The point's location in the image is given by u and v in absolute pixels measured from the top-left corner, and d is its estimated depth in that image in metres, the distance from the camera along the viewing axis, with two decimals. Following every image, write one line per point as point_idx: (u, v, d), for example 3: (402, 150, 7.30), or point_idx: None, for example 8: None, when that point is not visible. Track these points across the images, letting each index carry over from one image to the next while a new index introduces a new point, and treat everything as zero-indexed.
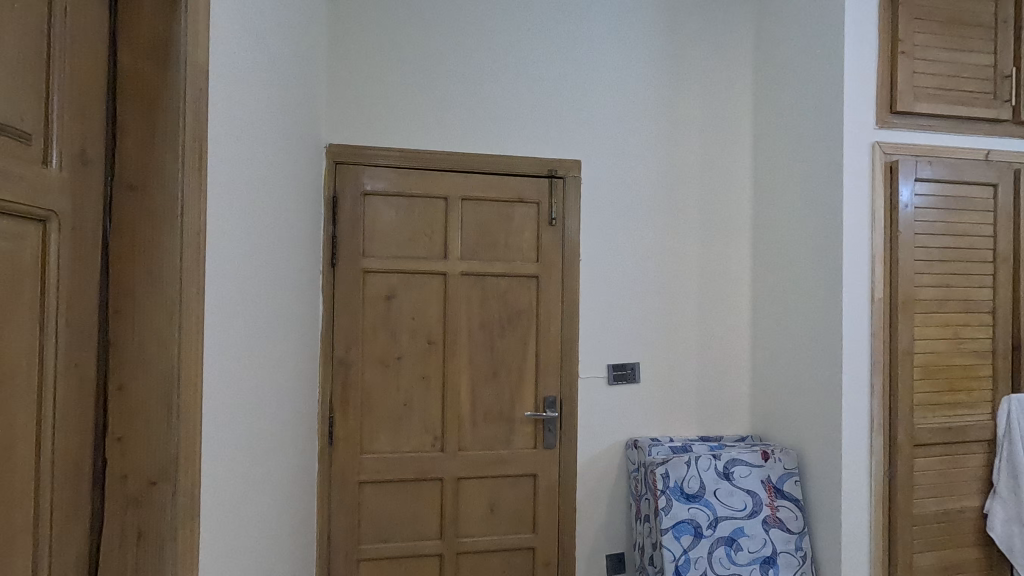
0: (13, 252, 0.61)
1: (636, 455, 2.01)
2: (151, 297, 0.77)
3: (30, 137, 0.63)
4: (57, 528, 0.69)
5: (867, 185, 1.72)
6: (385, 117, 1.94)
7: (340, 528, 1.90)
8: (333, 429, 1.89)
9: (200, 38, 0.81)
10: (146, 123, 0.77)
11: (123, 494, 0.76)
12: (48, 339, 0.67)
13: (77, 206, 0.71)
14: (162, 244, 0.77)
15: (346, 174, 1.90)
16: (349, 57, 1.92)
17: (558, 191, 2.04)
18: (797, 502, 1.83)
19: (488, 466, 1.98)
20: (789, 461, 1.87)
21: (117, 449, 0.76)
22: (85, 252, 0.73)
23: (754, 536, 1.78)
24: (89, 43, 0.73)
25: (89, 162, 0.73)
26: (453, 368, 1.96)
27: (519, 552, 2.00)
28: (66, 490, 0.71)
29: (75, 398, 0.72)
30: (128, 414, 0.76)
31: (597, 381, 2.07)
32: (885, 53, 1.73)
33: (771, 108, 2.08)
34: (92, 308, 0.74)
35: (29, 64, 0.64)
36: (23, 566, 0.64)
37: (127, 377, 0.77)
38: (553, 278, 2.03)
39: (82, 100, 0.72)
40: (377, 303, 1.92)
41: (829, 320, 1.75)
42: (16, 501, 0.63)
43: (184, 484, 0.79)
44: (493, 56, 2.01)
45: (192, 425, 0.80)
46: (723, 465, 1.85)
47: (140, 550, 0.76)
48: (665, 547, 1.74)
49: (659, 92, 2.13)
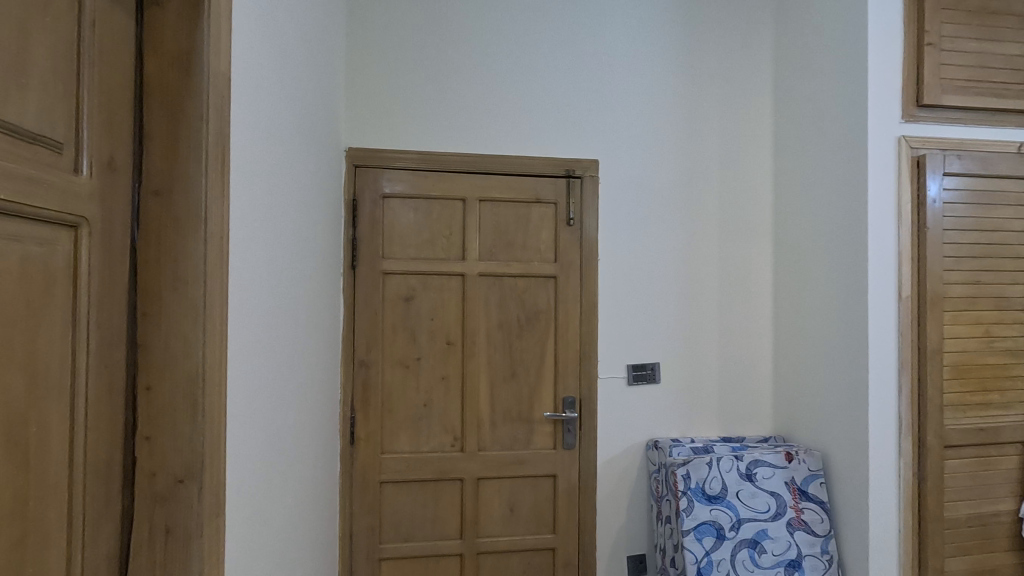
0: (47, 258, 0.63)
1: (656, 455, 1.99)
2: (177, 299, 0.79)
3: (61, 145, 0.65)
4: (90, 524, 0.72)
5: (893, 180, 1.68)
6: (402, 119, 1.96)
7: (362, 527, 1.92)
8: (354, 429, 1.91)
9: (221, 46, 0.83)
10: (172, 130, 0.79)
11: (151, 492, 0.78)
12: (80, 342, 0.69)
13: (107, 212, 0.73)
14: (187, 248, 0.79)
15: (365, 176, 1.92)
16: (367, 61, 1.94)
17: (576, 190, 2.04)
18: (823, 504, 1.80)
19: (507, 466, 1.98)
20: (814, 462, 1.84)
21: (145, 448, 0.78)
22: (114, 256, 0.75)
23: (778, 539, 1.75)
24: (116, 53, 0.75)
25: (117, 169, 0.75)
26: (472, 368, 1.97)
27: (539, 552, 2.00)
28: (98, 488, 0.73)
29: (105, 399, 0.74)
30: (156, 413, 0.79)
31: (617, 381, 2.06)
32: (911, 45, 1.69)
33: (792, 103, 2.04)
34: (122, 311, 0.77)
35: (60, 76, 0.66)
36: (58, 561, 0.66)
37: (154, 378, 0.79)
38: (571, 277, 2.02)
39: (110, 109, 0.74)
40: (396, 305, 1.94)
41: (855, 319, 1.71)
42: (50, 499, 0.65)
43: (209, 482, 0.81)
44: (510, 58, 2.01)
45: (216, 424, 0.82)
46: (745, 466, 1.82)
47: (168, 546, 0.78)
48: (686, 549, 1.72)
49: (678, 89, 2.11)
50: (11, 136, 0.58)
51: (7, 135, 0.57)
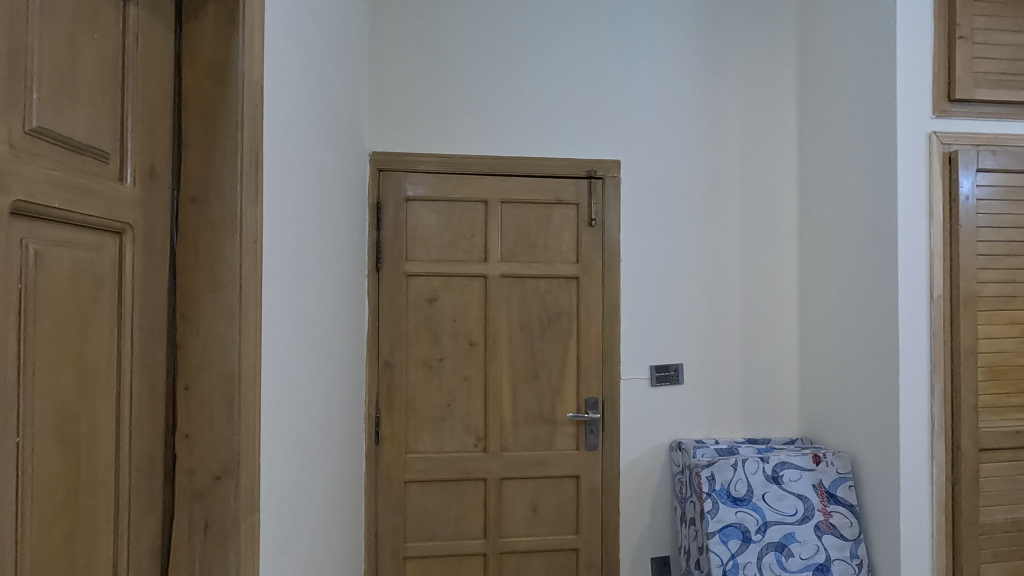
0: (94, 263, 0.66)
1: (680, 457, 1.98)
2: (214, 301, 0.82)
3: (107, 155, 0.68)
4: (134, 519, 0.74)
5: (924, 176, 1.64)
6: (424, 123, 1.98)
7: (387, 526, 1.94)
8: (379, 429, 1.94)
9: (255, 56, 0.86)
10: (208, 139, 0.82)
11: (191, 488, 0.81)
12: (125, 343, 0.72)
13: (148, 219, 0.76)
14: (224, 252, 0.82)
15: (389, 180, 1.95)
16: (390, 66, 1.97)
17: (598, 190, 2.03)
18: (852, 507, 1.77)
19: (530, 467, 1.99)
20: (842, 465, 1.81)
21: (185, 446, 0.81)
22: (155, 261, 0.78)
23: (806, 542, 1.72)
24: (156, 66, 0.78)
25: (158, 177, 0.78)
26: (494, 368, 1.98)
27: (562, 553, 2.00)
28: (141, 484, 0.76)
29: (148, 398, 0.77)
30: (195, 412, 0.81)
31: (640, 382, 2.05)
32: (941, 39, 1.65)
33: (818, 100, 2.01)
34: (162, 313, 0.80)
35: (106, 89, 0.69)
36: (105, 553, 0.69)
37: (192, 378, 0.82)
38: (593, 278, 2.02)
39: (151, 119, 0.77)
40: (419, 306, 1.97)
41: (884, 319, 1.68)
42: (99, 493, 0.68)
43: (245, 479, 0.83)
44: (530, 60, 2.02)
45: (251, 423, 0.85)
46: (771, 469, 1.81)
47: (206, 541, 0.81)
48: (711, 551, 1.71)
49: (700, 88, 2.10)
50: (64, 147, 0.61)
51: (58, 146, 0.60)
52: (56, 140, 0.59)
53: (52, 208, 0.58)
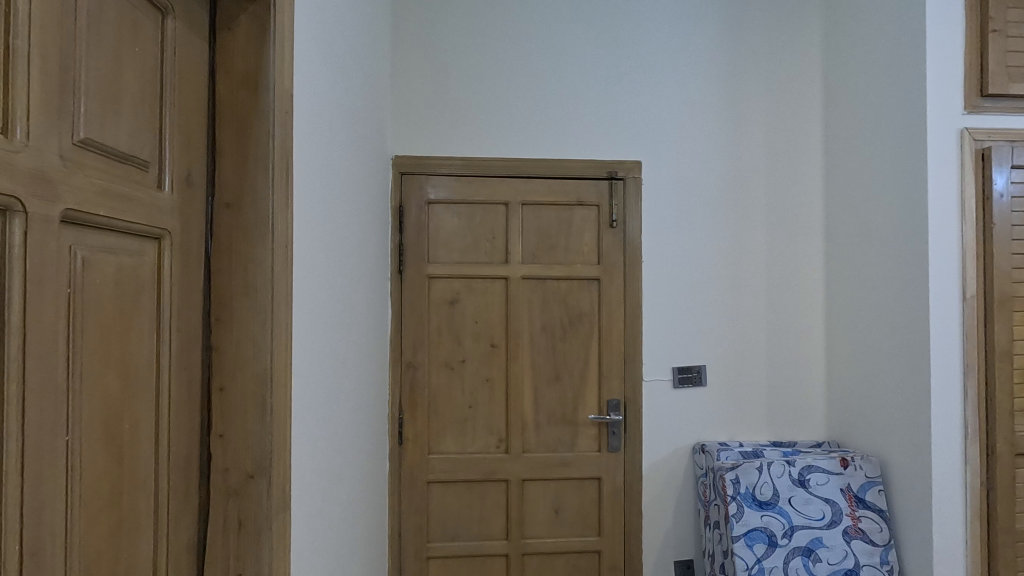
0: (134, 268, 0.69)
1: (704, 459, 1.96)
2: (247, 304, 0.84)
3: (146, 163, 0.71)
4: (173, 515, 0.77)
5: (955, 173, 1.61)
6: (446, 126, 2.00)
7: (411, 526, 1.96)
8: (402, 429, 1.96)
9: (285, 65, 0.88)
10: (241, 146, 0.84)
11: (225, 486, 0.83)
12: (164, 345, 0.74)
13: (185, 224, 0.78)
14: (256, 256, 0.84)
15: (411, 184, 1.97)
16: (412, 70, 1.99)
17: (619, 191, 2.03)
18: (882, 512, 1.73)
19: (552, 468, 1.99)
20: (871, 469, 1.78)
21: (219, 445, 0.84)
22: (191, 265, 0.80)
23: (834, 548, 1.69)
24: (192, 76, 0.81)
25: (193, 184, 0.81)
26: (516, 370, 1.99)
27: (585, 555, 2.00)
28: (178, 482, 0.78)
29: (185, 399, 0.79)
30: (229, 412, 0.84)
31: (662, 384, 2.04)
32: (973, 33, 1.61)
33: (843, 98, 1.98)
34: (198, 316, 0.82)
35: (146, 100, 0.71)
36: (146, 549, 0.72)
37: (227, 379, 0.84)
38: (614, 279, 2.02)
39: (187, 127, 0.79)
40: (441, 308, 1.98)
41: (915, 320, 1.65)
42: (139, 491, 0.70)
43: (277, 479, 0.85)
44: (551, 62, 2.03)
45: (282, 423, 0.87)
46: (798, 472, 1.78)
47: (240, 538, 0.83)
48: (736, 555, 1.69)
49: (722, 87, 2.08)
50: (108, 157, 0.64)
51: (103, 156, 0.63)
52: (100, 150, 0.62)
53: (97, 215, 0.60)
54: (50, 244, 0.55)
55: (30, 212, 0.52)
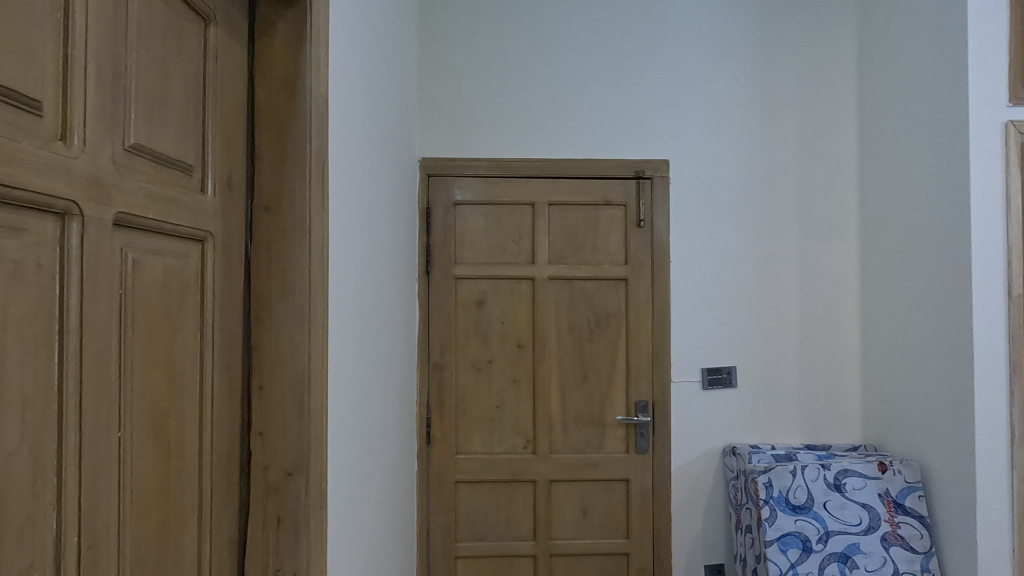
0: (179, 269, 0.70)
1: (735, 462, 1.93)
2: (285, 304, 0.86)
3: (191, 167, 0.73)
4: (216, 511, 0.79)
5: (1000, 168, 1.55)
6: (472, 128, 2.01)
7: (439, 525, 1.97)
8: (430, 429, 1.97)
9: (321, 71, 0.90)
10: (279, 151, 0.86)
11: (265, 483, 0.85)
12: (208, 344, 0.76)
13: (226, 226, 0.80)
14: (294, 258, 0.86)
15: (438, 185, 1.99)
16: (439, 73, 2.01)
17: (646, 191, 2.01)
18: (922, 519, 1.68)
19: (580, 469, 1.98)
20: (910, 474, 1.72)
21: (259, 443, 0.85)
22: (233, 266, 0.82)
23: (871, 554, 1.64)
24: (232, 82, 0.82)
25: (234, 187, 0.82)
26: (543, 370, 1.98)
27: (613, 557, 1.99)
28: (221, 478, 0.80)
29: (226, 398, 0.81)
30: (269, 410, 0.85)
31: (692, 385, 2.01)
32: (1019, 22, 1.56)
33: (880, 92, 1.93)
34: (239, 316, 0.84)
35: (190, 106, 0.73)
36: (191, 543, 0.73)
37: (267, 378, 0.86)
38: (642, 279, 2.00)
39: (229, 132, 0.81)
40: (468, 309, 1.99)
41: (957, 319, 1.59)
42: (185, 485, 0.72)
43: (315, 476, 0.87)
44: (577, 61, 2.02)
45: (319, 422, 0.88)
46: (833, 476, 1.74)
47: (279, 534, 0.85)
48: (769, 560, 1.65)
49: (751, 83, 2.04)
50: (156, 162, 0.66)
51: (152, 161, 0.65)
52: (149, 155, 0.64)
53: (146, 218, 0.63)
54: (104, 245, 0.56)
55: (86, 215, 0.54)
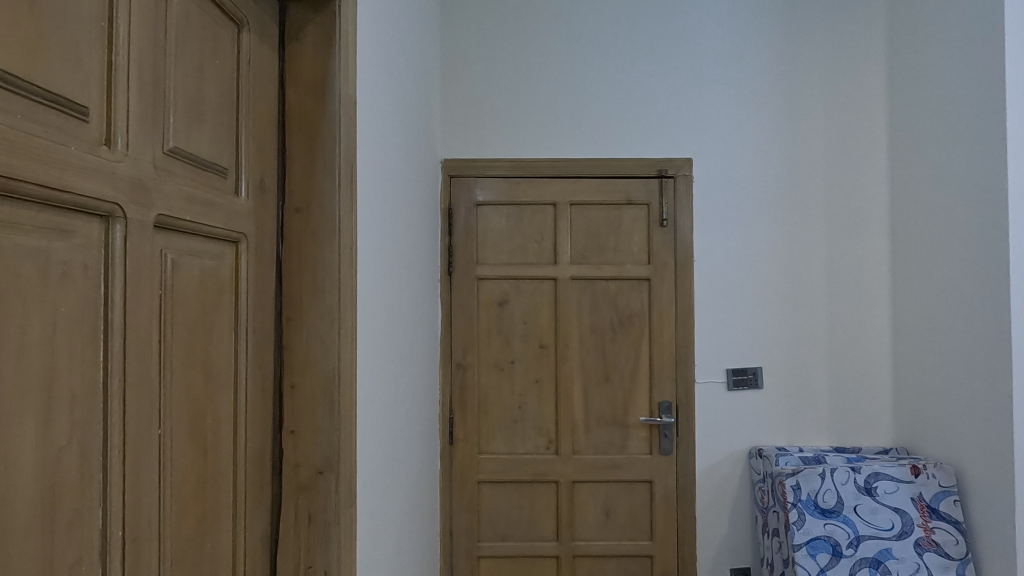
0: (215, 270, 0.72)
1: (761, 464, 1.90)
2: (316, 305, 0.87)
3: (225, 170, 0.74)
4: (249, 508, 0.80)
5: None
6: (493, 128, 2.01)
7: (462, 524, 1.98)
8: (453, 429, 1.98)
9: (349, 75, 0.91)
10: (309, 153, 0.88)
11: (296, 481, 0.86)
12: (241, 343, 0.78)
13: (259, 228, 0.81)
14: (324, 259, 0.87)
15: (460, 186, 1.99)
16: (461, 74, 2.02)
17: (669, 190, 1.99)
18: (957, 524, 1.63)
19: (603, 470, 1.97)
20: (945, 478, 1.67)
21: (291, 441, 0.87)
22: (265, 267, 0.84)
23: (905, 560, 1.60)
24: (264, 87, 0.84)
25: (266, 189, 0.84)
26: (565, 371, 1.98)
27: (636, 559, 1.97)
28: (254, 475, 0.81)
29: (260, 397, 0.83)
30: (300, 409, 0.87)
31: (716, 386, 1.99)
32: None
33: (912, 87, 1.88)
34: (270, 316, 0.85)
35: (225, 110, 0.75)
36: (227, 539, 0.75)
37: (298, 377, 0.87)
38: (665, 279, 1.98)
39: (261, 135, 0.83)
40: (490, 309, 1.99)
41: (994, 319, 1.55)
42: (220, 481, 0.73)
43: (344, 475, 0.88)
44: (599, 60, 2.01)
45: (349, 421, 0.90)
46: (864, 479, 1.70)
47: (310, 531, 0.86)
48: (798, 565, 1.62)
49: (776, 79, 2.01)
50: (194, 165, 0.67)
51: (190, 164, 0.66)
52: (187, 159, 0.65)
53: (184, 221, 0.64)
54: (146, 247, 0.58)
55: (129, 217, 0.55)
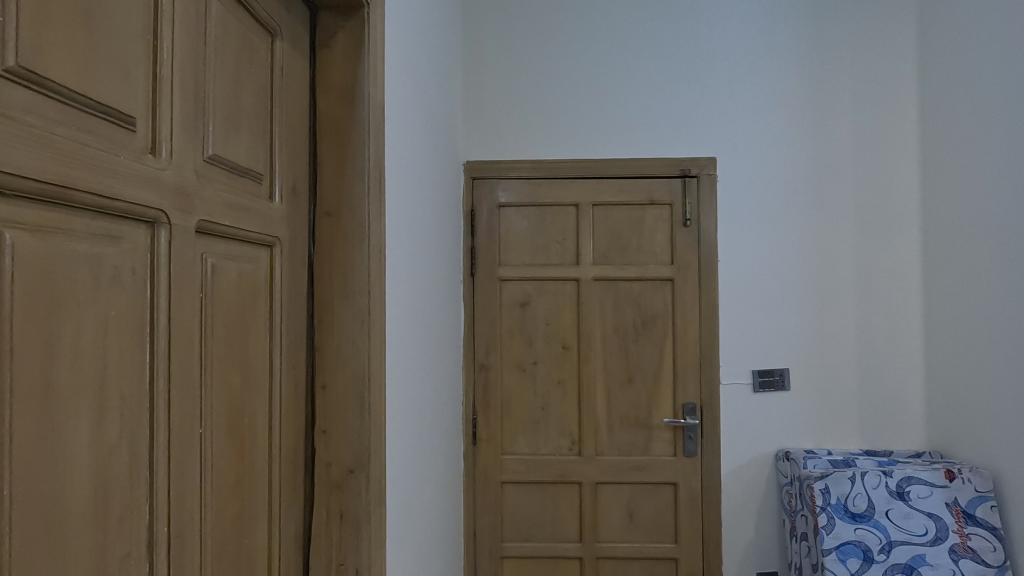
0: (251, 273, 0.74)
1: (789, 467, 1.87)
2: (347, 306, 0.89)
3: (261, 176, 0.76)
4: (284, 505, 0.82)
5: None
6: (514, 130, 2.02)
7: (485, 524, 1.99)
8: (476, 430, 1.99)
9: (377, 80, 0.93)
10: (338, 157, 0.89)
11: (328, 480, 0.88)
12: (276, 344, 0.79)
13: (291, 232, 0.83)
14: (354, 261, 0.89)
15: (482, 187, 2.00)
16: (482, 76, 2.03)
17: (692, 189, 1.98)
18: (994, 530, 1.58)
19: (627, 472, 1.96)
20: (981, 483, 1.63)
21: (322, 440, 0.88)
22: (298, 270, 0.85)
23: (939, 566, 1.56)
24: (296, 93, 0.86)
25: (298, 194, 0.86)
26: (588, 371, 1.97)
27: (661, 561, 1.96)
28: (288, 473, 0.83)
29: (293, 397, 0.84)
30: (332, 408, 0.88)
31: (742, 388, 1.97)
32: None
33: (945, 82, 1.83)
34: (303, 317, 0.87)
35: (260, 117, 0.77)
36: (263, 536, 0.77)
37: (329, 377, 0.89)
38: (689, 279, 1.96)
39: (293, 140, 0.85)
40: (513, 310, 2.00)
41: None
42: (257, 479, 0.75)
43: (374, 474, 0.89)
44: (621, 60, 2.01)
45: (378, 420, 0.91)
46: (896, 484, 1.67)
47: (342, 529, 0.88)
48: (828, 570, 1.59)
49: (802, 76, 1.98)
50: (231, 172, 0.69)
51: (227, 171, 0.68)
52: (225, 165, 0.67)
53: (223, 225, 0.66)
54: (188, 251, 0.60)
55: (173, 222, 0.57)
